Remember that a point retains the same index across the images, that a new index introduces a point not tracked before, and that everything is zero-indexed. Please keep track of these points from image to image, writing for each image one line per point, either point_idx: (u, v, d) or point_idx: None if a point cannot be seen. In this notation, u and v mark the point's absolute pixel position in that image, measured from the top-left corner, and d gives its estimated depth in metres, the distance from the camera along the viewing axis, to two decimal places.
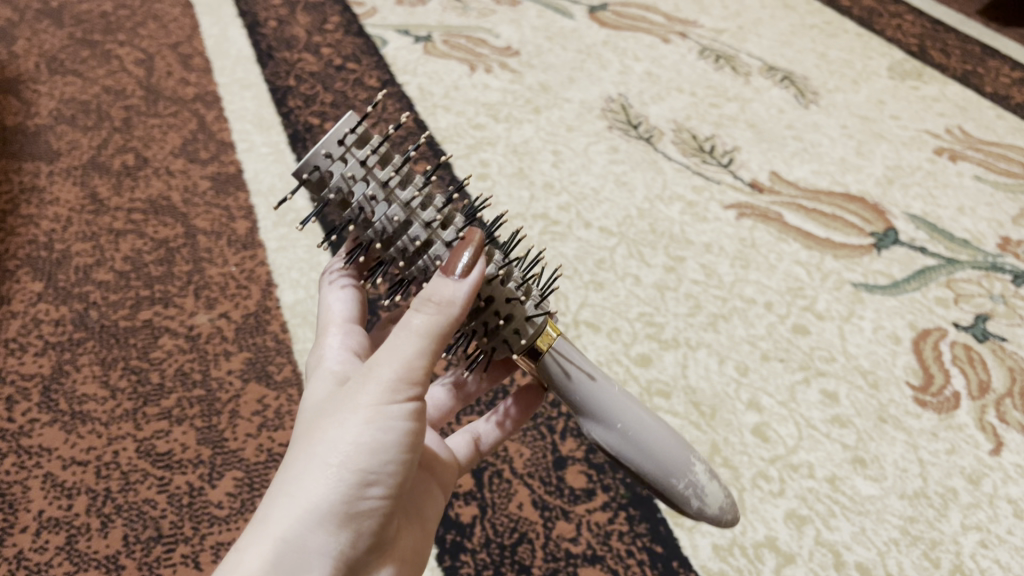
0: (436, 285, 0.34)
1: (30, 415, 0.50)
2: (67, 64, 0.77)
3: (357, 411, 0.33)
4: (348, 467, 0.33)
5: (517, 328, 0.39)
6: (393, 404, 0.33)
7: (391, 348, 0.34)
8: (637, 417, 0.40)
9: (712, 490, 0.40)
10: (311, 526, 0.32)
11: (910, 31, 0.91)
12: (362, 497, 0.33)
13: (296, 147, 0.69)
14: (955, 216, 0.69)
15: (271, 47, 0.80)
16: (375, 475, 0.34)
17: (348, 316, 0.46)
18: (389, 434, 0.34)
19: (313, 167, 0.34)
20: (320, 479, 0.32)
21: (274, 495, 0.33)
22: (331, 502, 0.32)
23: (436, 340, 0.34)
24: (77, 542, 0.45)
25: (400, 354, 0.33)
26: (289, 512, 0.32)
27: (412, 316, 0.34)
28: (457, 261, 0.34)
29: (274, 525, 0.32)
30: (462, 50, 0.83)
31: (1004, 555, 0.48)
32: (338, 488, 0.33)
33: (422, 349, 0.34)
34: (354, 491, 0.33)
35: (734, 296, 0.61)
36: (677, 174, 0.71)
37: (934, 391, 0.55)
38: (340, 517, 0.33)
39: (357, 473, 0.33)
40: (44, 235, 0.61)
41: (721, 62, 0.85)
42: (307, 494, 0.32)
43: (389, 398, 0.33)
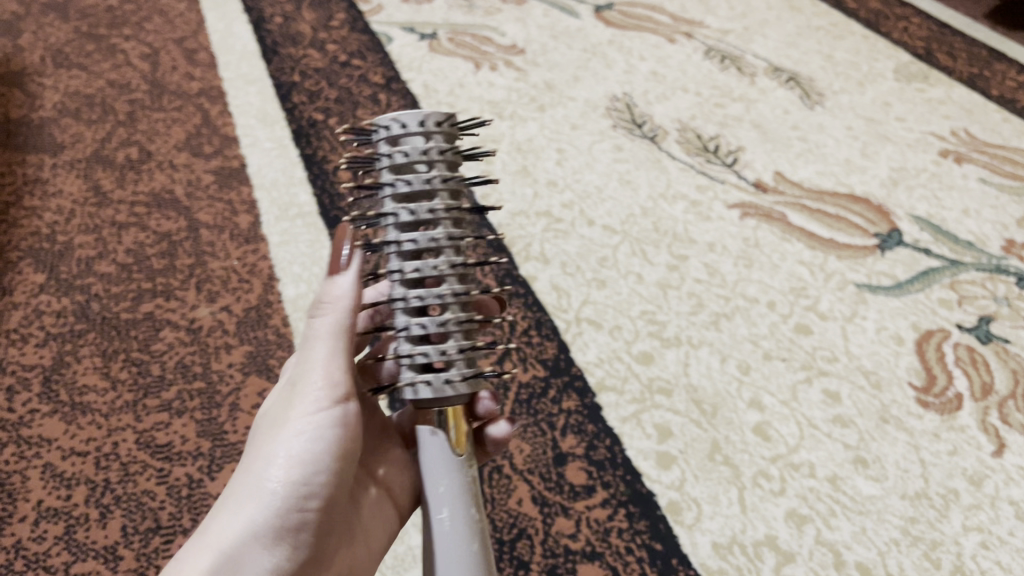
0: (329, 289, 0.39)
1: (31, 405, 0.51)
2: (73, 58, 0.77)
3: (286, 422, 0.38)
4: (283, 475, 0.36)
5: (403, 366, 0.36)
6: (318, 409, 0.38)
7: (309, 356, 0.39)
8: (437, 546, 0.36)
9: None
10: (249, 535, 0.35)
11: (917, 34, 0.91)
12: (296, 507, 0.37)
13: (300, 142, 0.69)
14: (959, 218, 0.69)
15: (276, 42, 0.80)
16: (310, 484, 0.37)
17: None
18: (315, 441, 0.37)
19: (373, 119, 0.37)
20: (253, 496, 0.36)
21: (217, 515, 0.36)
22: (262, 514, 0.36)
23: (342, 335, 0.39)
24: (77, 532, 0.45)
25: (318, 359, 0.39)
26: (228, 527, 0.35)
27: (318, 322, 0.39)
28: (340, 256, 0.40)
29: (215, 538, 0.35)
30: (467, 47, 0.82)
31: (1005, 557, 0.48)
32: (274, 497, 0.36)
33: (334, 349, 0.39)
34: (290, 499, 0.36)
35: (737, 295, 0.61)
36: (681, 173, 0.71)
37: (937, 391, 0.55)
38: (274, 527, 0.36)
39: (289, 482, 0.36)
40: (47, 227, 0.61)
41: (726, 62, 0.85)
42: (244, 509, 0.36)
43: (312, 406, 0.38)
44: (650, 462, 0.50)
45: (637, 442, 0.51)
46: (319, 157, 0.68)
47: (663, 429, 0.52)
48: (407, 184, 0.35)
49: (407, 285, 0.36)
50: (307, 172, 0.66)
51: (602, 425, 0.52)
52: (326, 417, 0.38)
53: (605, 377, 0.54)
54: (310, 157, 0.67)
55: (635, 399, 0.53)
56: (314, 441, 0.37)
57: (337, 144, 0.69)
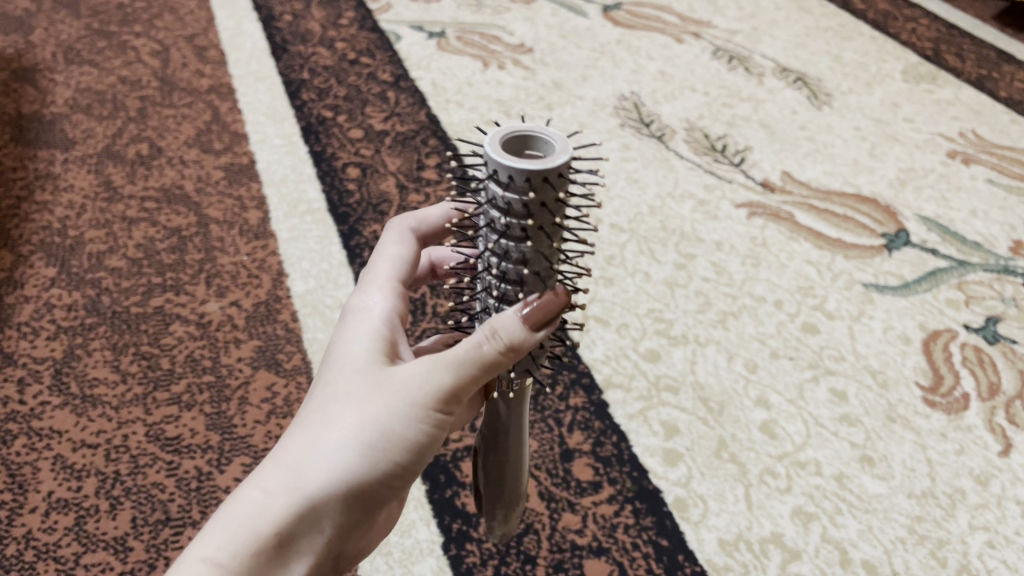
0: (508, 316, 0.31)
1: (42, 397, 0.51)
2: (84, 54, 0.78)
3: (408, 395, 0.32)
4: (383, 458, 0.32)
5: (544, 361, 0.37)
6: (434, 411, 0.33)
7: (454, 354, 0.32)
8: None
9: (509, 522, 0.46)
10: (332, 499, 0.31)
11: (925, 35, 0.91)
12: (378, 487, 0.33)
13: (309, 139, 0.69)
14: (967, 219, 0.69)
15: (286, 40, 0.81)
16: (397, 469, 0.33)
17: (399, 269, 0.38)
18: (424, 432, 0.33)
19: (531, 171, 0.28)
20: (351, 449, 0.31)
21: (300, 444, 0.31)
22: (350, 478, 0.31)
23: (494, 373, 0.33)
24: (87, 523, 0.46)
25: (457, 360, 0.32)
26: (314, 472, 0.31)
27: (484, 348, 0.32)
28: (550, 304, 0.32)
29: (299, 475, 0.30)
30: (476, 46, 0.83)
31: (1012, 556, 0.48)
32: (369, 464, 0.31)
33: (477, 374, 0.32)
34: (382, 476, 0.32)
35: (744, 294, 0.61)
36: (689, 172, 0.71)
37: (943, 392, 0.55)
38: (356, 497, 0.32)
39: (386, 460, 0.32)
40: (58, 222, 0.62)
41: (734, 62, 0.85)
42: (339, 459, 0.31)
43: (435, 403, 0.32)
44: (656, 459, 0.50)
45: (644, 439, 0.51)
46: (328, 154, 0.68)
47: (670, 426, 0.52)
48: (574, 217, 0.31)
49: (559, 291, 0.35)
50: (316, 169, 0.66)
51: (610, 422, 0.52)
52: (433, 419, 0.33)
53: (612, 375, 0.54)
54: (319, 154, 0.68)
55: (643, 397, 0.53)
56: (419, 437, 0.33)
57: (346, 141, 0.70)
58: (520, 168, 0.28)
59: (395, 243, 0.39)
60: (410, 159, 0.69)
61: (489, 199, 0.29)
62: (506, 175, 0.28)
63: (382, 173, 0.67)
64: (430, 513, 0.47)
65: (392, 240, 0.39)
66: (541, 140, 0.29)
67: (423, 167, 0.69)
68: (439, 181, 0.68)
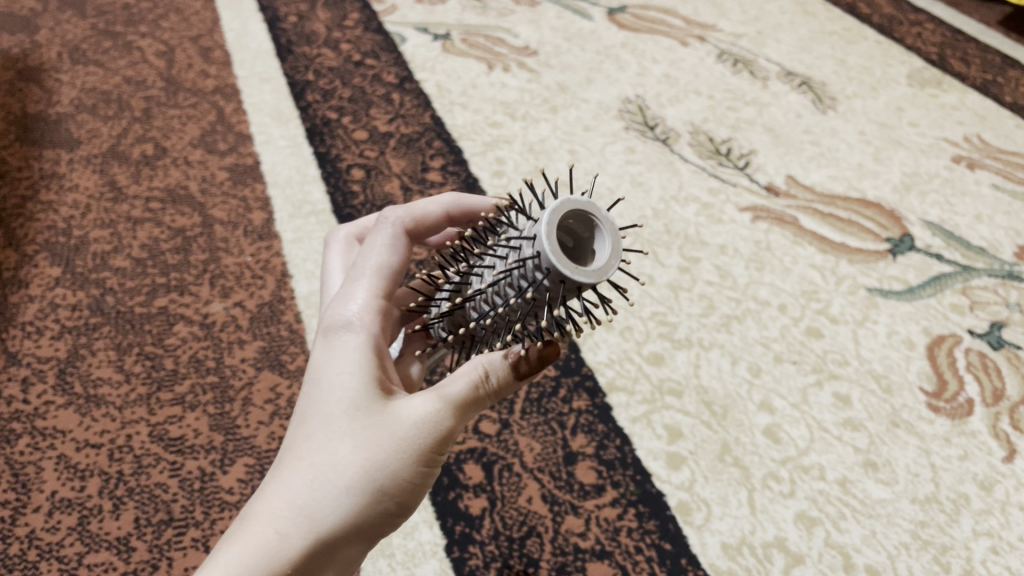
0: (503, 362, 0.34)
1: (45, 397, 0.51)
2: (89, 55, 0.78)
3: (407, 434, 0.32)
4: (389, 497, 0.32)
5: None
6: (434, 449, 0.33)
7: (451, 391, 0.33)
8: None
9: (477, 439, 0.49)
10: (339, 539, 0.32)
11: (930, 39, 0.91)
12: (380, 524, 0.33)
13: (313, 140, 0.69)
14: (972, 224, 0.69)
15: (291, 41, 0.81)
16: (400, 506, 0.33)
17: (388, 271, 0.37)
18: (425, 469, 0.33)
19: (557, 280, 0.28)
20: (356, 488, 0.31)
21: (307, 485, 0.31)
22: (358, 514, 0.32)
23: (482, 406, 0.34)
24: (90, 523, 0.46)
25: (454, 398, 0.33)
26: (325, 513, 0.31)
27: (479, 388, 0.34)
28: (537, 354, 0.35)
29: (308, 516, 0.31)
30: (481, 48, 0.83)
31: (1015, 562, 0.48)
32: (374, 500, 0.32)
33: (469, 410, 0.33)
34: (384, 514, 0.33)
35: (748, 298, 0.61)
36: (694, 175, 0.71)
37: (948, 397, 0.55)
38: (361, 533, 0.32)
39: (391, 497, 0.32)
40: (63, 221, 0.62)
41: (739, 66, 0.85)
42: (345, 499, 0.31)
43: (439, 442, 0.33)
44: (660, 463, 0.50)
45: (647, 442, 0.51)
46: (333, 156, 0.68)
47: (674, 429, 0.52)
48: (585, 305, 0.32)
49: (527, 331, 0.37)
50: (320, 170, 0.66)
51: (613, 425, 0.52)
52: (435, 458, 0.33)
53: (615, 378, 0.54)
54: (323, 155, 0.68)
55: (646, 400, 0.53)
56: (420, 476, 0.33)
57: (351, 143, 0.70)
58: (573, 278, 0.28)
59: (387, 245, 0.38)
60: (414, 161, 0.69)
61: (526, 277, 0.29)
62: (555, 276, 0.28)
63: (386, 175, 0.68)
64: (432, 514, 0.47)
65: (384, 242, 0.38)
66: (596, 223, 0.29)
67: (427, 170, 0.69)
68: (444, 184, 0.68)
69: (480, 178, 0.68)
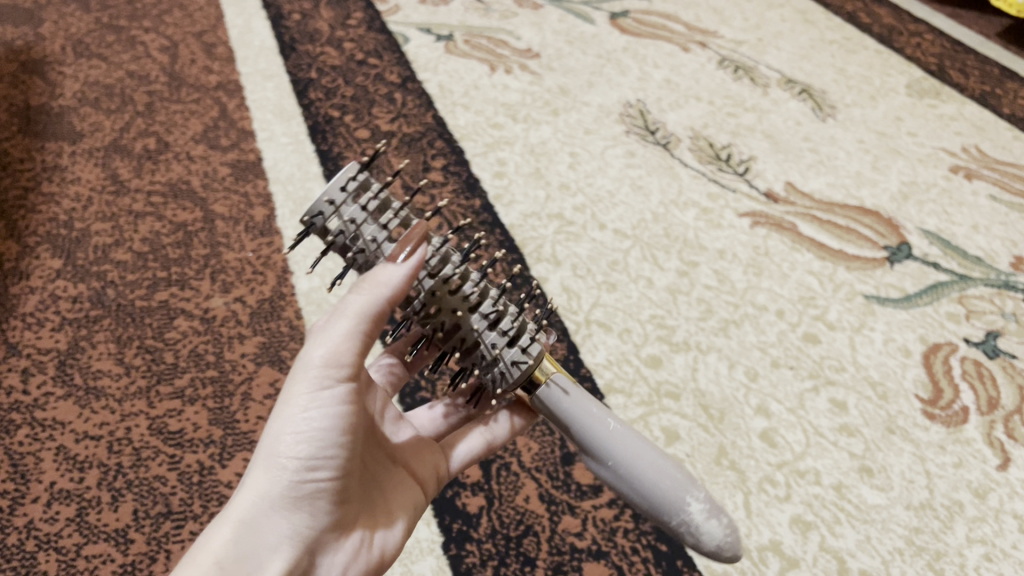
0: (378, 269, 0.35)
1: (45, 388, 0.51)
2: (93, 48, 0.78)
3: (286, 398, 0.35)
4: (296, 454, 0.34)
5: (517, 360, 0.38)
6: (324, 391, 0.35)
7: (327, 330, 0.34)
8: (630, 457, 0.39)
9: (715, 530, 0.37)
10: (264, 515, 0.35)
11: (930, 50, 0.92)
12: (308, 485, 0.35)
13: (316, 138, 0.69)
14: (969, 234, 0.69)
15: (294, 39, 0.81)
16: (321, 459, 0.35)
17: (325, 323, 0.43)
18: (322, 418, 0.35)
19: (316, 213, 0.35)
20: (264, 466, 0.35)
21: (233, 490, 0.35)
22: (273, 486, 0.35)
23: (371, 317, 0.35)
24: (88, 515, 0.46)
25: (334, 336, 0.34)
26: (242, 497, 0.35)
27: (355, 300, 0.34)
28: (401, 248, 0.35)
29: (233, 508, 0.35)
30: (483, 50, 0.83)
31: (1008, 569, 0.48)
32: (281, 469, 0.34)
33: (351, 332, 0.35)
34: (301, 477, 0.35)
35: (745, 303, 0.61)
36: (693, 180, 0.71)
37: (943, 404, 0.55)
38: (290, 499, 0.35)
39: (295, 459, 0.35)
40: (64, 214, 0.62)
41: (740, 73, 0.85)
42: (257, 478, 0.35)
43: (328, 378, 0.35)
44: None
45: None
46: (335, 154, 0.68)
47: (671, 432, 0.52)
48: (393, 219, 0.36)
49: (479, 307, 0.37)
50: (323, 168, 0.67)
51: None
52: (333, 398, 0.35)
53: (614, 379, 0.55)
54: (325, 153, 0.68)
55: (644, 402, 0.53)
56: (323, 424, 0.35)
57: (353, 141, 0.70)
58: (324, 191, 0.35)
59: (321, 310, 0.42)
60: (415, 161, 0.70)
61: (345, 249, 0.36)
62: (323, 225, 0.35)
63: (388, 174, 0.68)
64: (431, 512, 0.47)
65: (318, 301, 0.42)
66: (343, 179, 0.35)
67: (429, 170, 0.69)
68: (445, 183, 0.68)
69: (481, 178, 0.68)
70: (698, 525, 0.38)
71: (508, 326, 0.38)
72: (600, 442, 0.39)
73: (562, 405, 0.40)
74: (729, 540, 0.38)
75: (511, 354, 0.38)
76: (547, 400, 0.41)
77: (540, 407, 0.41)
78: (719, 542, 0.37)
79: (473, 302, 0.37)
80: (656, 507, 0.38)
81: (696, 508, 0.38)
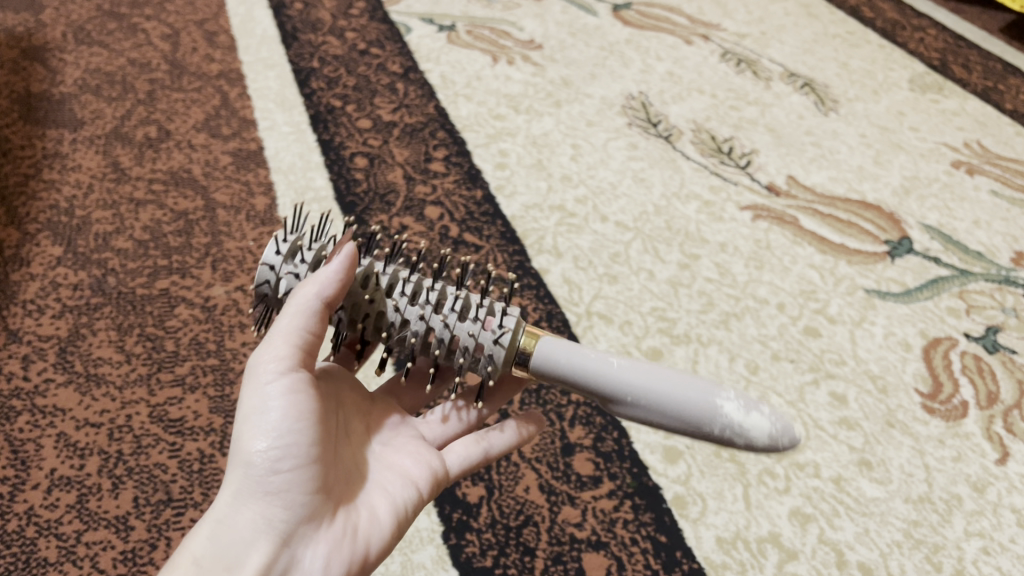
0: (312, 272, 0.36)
1: (46, 375, 0.51)
2: (94, 35, 0.78)
3: (245, 401, 0.36)
4: (256, 447, 0.35)
5: (497, 341, 0.37)
6: (276, 385, 0.35)
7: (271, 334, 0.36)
8: (645, 384, 0.35)
9: (760, 421, 0.34)
10: (237, 511, 0.35)
11: (932, 45, 0.91)
12: (272, 478, 0.35)
13: (317, 127, 0.69)
14: (970, 229, 0.69)
15: (296, 28, 0.81)
16: (282, 449, 0.35)
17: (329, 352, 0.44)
18: (278, 411, 0.35)
19: (264, 281, 0.38)
20: (236, 468, 0.35)
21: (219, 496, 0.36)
22: (242, 484, 0.35)
23: (308, 313, 0.35)
24: (89, 501, 0.46)
25: (278, 337, 0.35)
26: (218, 500, 0.35)
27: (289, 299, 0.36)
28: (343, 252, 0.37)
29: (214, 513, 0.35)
30: (486, 41, 0.83)
31: (1006, 563, 0.48)
32: (245, 465, 0.35)
33: (296, 327, 0.35)
34: (262, 471, 0.35)
35: (747, 296, 0.61)
36: (695, 173, 0.71)
37: (943, 398, 0.56)
38: (260, 494, 0.35)
39: (253, 453, 0.35)
40: (65, 202, 0.62)
41: (742, 66, 0.85)
42: (230, 480, 0.35)
43: (273, 372, 0.35)
44: (656, 456, 0.50)
45: (644, 435, 0.51)
46: (336, 143, 0.68)
47: None
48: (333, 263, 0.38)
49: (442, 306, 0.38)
50: (324, 158, 0.66)
51: (611, 418, 0.52)
52: (284, 388, 0.35)
53: None
54: (327, 143, 0.68)
55: None
56: (279, 415, 0.35)
57: (354, 131, 0.70)
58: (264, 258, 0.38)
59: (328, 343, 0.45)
60: (417, 151, 0.70)
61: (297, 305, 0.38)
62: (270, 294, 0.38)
63: (389, 164, 0.68)
64: (431, 502, 0.47)
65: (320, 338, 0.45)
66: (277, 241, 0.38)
67: (431, 160, 0.69)
68: (446, 174, 0.67)
69: (482, 169, 0.68)
70: (741, 424, 0.34)
71: (478, 311, 0.38)
72: (610, 386, 0.36)
73: (556, 361, 0.37)
74: (779, 428, 0.34)
75: (489, 336, 0.37)
76: (541, 362, 0.37)
77: (533, 374, 0.38)
78: (768, 433, 0.34)
79: (434, 302, 0.38)
80: (690, 426, 0.34)
81: (731, 407, 0.34)
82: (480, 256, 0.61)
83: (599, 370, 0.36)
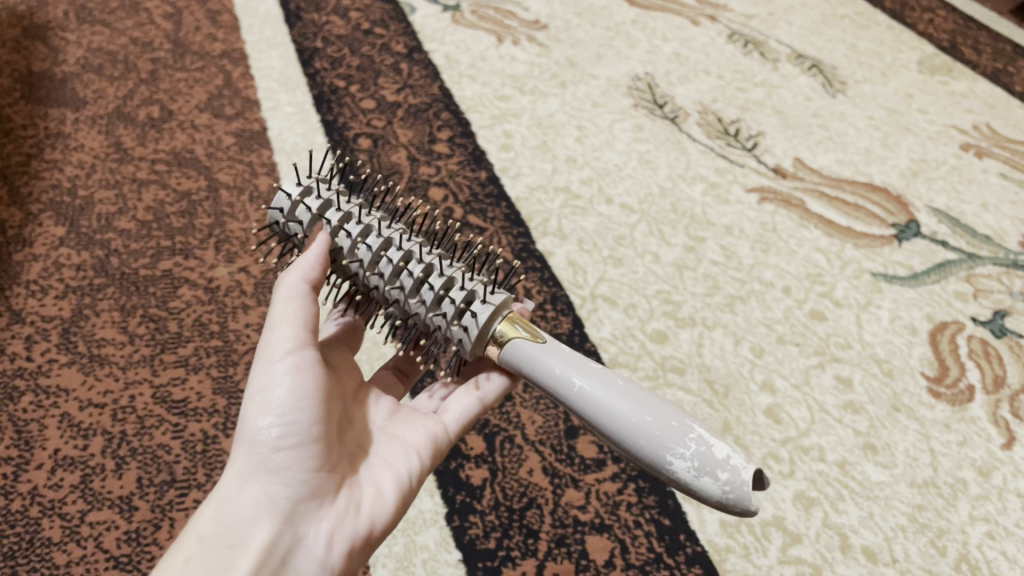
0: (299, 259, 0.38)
1: (49, 355, 0.51)
2: (96, 14, 0.77)
3: (252, 382, 0.37)
4: (260, 424, 0.35)
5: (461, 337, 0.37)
6: (280, 364, 0.36)
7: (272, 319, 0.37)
8: (605, 415, 0.34)
9: (709, 485, 0.32)
10: (242, 489, 0.35)
11: (942, 26, 0.90)
12: (276, 454, 0.35)
13: (320, 108, 0.69)
14: (978, 212, 0.69)
15: (299, 8, 0.80)
16: (286, 425, 0.35)
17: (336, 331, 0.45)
18: (282, 387, 0.36)
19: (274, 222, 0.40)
20: (242, 447, 0.36)
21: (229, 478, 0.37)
22: (248, 462, 0.35)
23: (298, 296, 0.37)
24: (92, 482, 0.46)
25: (277, 322, 0.37)
26: (225, 479, 0.36)
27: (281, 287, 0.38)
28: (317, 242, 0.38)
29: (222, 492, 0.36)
30: (491, 21, 0.82)
31: (1011, 547, 0.48)
32: (251, 443, 0.35)
33: (292, 311, 0.37)
34: (266, 447, 0.35)
35: (752, 279, 0.61)
36: (702, 155, 0.70)
37: (949, 382, 0.55)
38: (264, 472, 0.35)
39: (258, 431, 0.35)
40: (68, 181, 0.61)
41: (750, 47, 0.84)
42: (236, 460, 0.36)
43: (279, 352, 0.36)
44: None
45: None
46: (340, 124, 0.68)
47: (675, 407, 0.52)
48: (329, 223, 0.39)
49: (417, 290, 0.38)
50: (327, 139, 0.66)
51: None
52: (289, 366, 0.36)
53: (618, 354, 0.54)
54: (330, 124, 0.67)
55: (648, 376, 0.53)
56: (283, 392, 0.35)
57: (358, 111, 0.69)
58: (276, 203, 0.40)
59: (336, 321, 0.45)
60: (421, 132, 0.69)
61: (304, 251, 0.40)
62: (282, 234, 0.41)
63: (393, 145, 0.68)
64: (434, 484, 0.47)
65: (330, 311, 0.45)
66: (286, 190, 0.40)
67: (435, 141, 0.68)
68: (450, 155, 0.67)
69: (487, 150, 0.68)
70: (690, 481, 0.32)
71: (448, 305, 0.37)
72: (576, 408, 0.36)
73: (529, 372, 0.37)
74: (729, 493, 0.31)
75: (456, 330, 0.37)
76: (518, 369, 0.38)
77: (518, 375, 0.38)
78: (718, 497, 0.31)
79: (409, 287, 0.38)
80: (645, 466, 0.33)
81: (682, 466, 0.32)
82: (484, 238, 0.61)
83: (564, 391, 0.36)
